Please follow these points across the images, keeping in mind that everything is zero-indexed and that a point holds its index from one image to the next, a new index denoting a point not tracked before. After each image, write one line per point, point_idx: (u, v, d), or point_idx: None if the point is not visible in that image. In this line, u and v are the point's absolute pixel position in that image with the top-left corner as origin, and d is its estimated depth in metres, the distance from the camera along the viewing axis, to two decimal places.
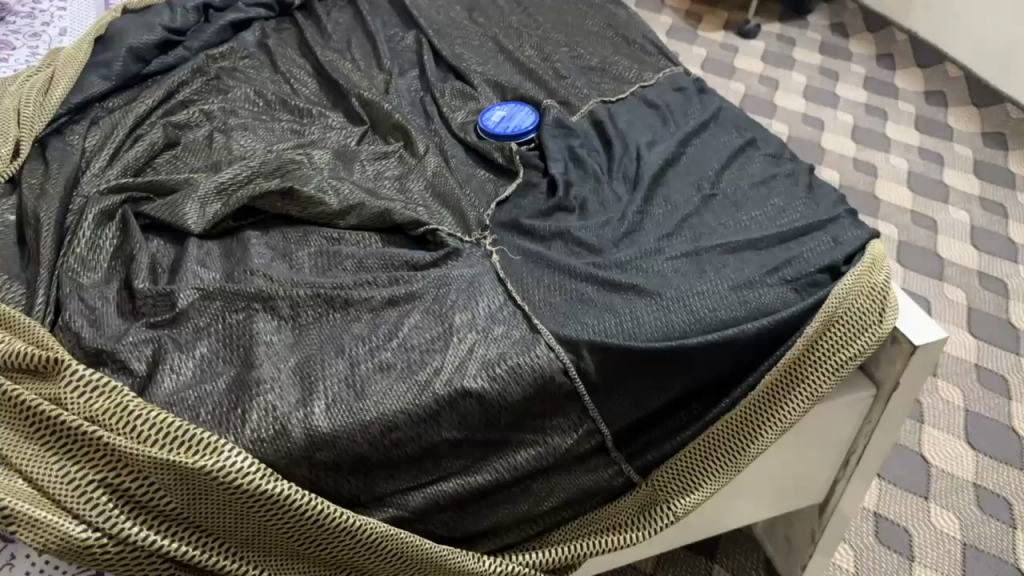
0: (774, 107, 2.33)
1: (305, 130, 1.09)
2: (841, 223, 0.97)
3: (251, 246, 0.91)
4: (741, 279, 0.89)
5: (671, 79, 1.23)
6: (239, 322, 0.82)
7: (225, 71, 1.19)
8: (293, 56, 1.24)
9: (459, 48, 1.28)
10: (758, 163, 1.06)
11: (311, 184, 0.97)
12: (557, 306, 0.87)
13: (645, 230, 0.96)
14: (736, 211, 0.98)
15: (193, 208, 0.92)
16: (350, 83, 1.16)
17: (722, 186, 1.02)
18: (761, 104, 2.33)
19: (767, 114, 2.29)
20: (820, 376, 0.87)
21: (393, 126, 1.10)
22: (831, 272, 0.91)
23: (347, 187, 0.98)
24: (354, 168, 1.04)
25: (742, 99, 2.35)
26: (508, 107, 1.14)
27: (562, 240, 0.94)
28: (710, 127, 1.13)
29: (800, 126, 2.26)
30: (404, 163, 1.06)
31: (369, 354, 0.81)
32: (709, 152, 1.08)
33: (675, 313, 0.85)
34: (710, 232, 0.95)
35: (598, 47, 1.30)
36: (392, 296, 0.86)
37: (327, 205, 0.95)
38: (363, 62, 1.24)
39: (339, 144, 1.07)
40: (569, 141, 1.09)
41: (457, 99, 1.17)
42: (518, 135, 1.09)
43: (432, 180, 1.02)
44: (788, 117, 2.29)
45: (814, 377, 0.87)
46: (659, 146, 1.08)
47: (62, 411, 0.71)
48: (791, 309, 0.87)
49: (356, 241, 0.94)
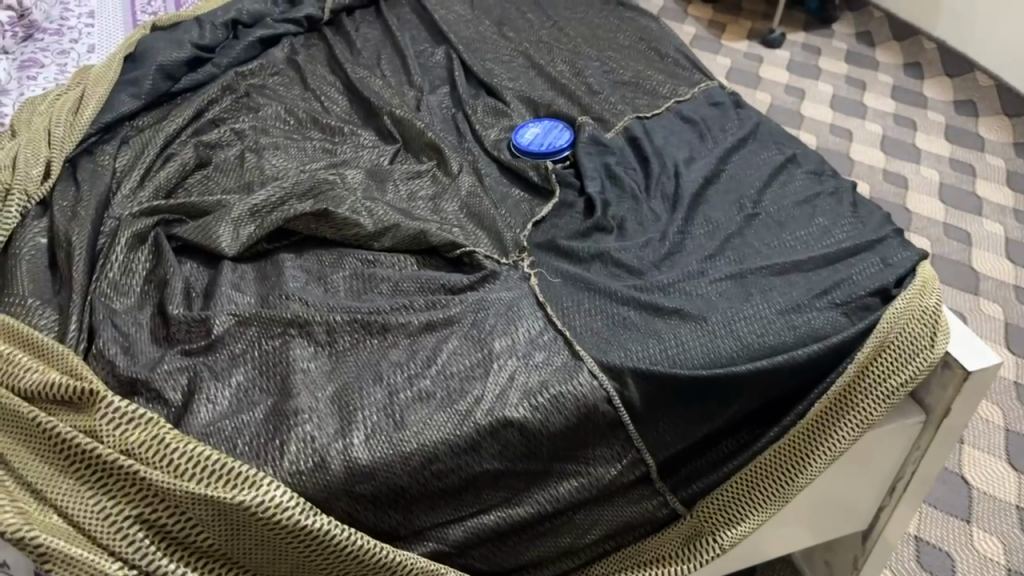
0: (800, 117, 2.30)
1: (337, 148, 1.08)
2: (890, 244, 0.94)
3: (286, 269, 0.90)
4: (788, 304, 0.87)
5: (707, 93, 1.21)
6: (275, 349, 0.81)
7: (254, 89, 1.18)
8: (323, 73, 1.23)
9: (490, 64, 1.26)
10: (800, 181, 1.04)
11: (344, 206, 0.95)
12: (599, 332, 0.84)
13: (687, 251, 0.93)
14: (781, 231, 0.96)
15: (226, 230, 0.91)
16: (381, 101, 1.15)
17: (764, 205, 1.00)
18: (788, 115, 2.30)
19: (793, 124, 2.27)
20: (872, 403, 0.84)
21: (426, 143, 1.08)
22: (881, 296, 0.88)
23: (381, 208, 0.97)
24: (387, 187, 1.02)
25: (768, 109, 2.32)
26: (542, 124, 1.12)
27: (602, 261, 0.92)
28: (749, 143, 1.10)
29: (828, 136, 2.24)
30: (438, 182, 1.03)
31: (407, 382, 0.79)
32: (750, 170, 1.05)
33: (721, 339, 0.83)
34: (755, 254, 0.93)
35: (631, 61, 1.28)
36: (430, 321, 0.84)
37: (361, 226, 0.93)
38: (393, 79, 1.22)
39: (371, 163, 1.06)
40: (605, 157, 1.07)
41: (490, 115, 1.15)
42: (553, 153, 1.07)
43: (467, 200, 1.00)
44: (815, 127, 2.26)
45: (865, 404, 0.84)
46: (698, 164, 1.05)
47: (98, 444, 0.69)
48: (841, 334, 0.85)
49: (391, 263, 0.92)
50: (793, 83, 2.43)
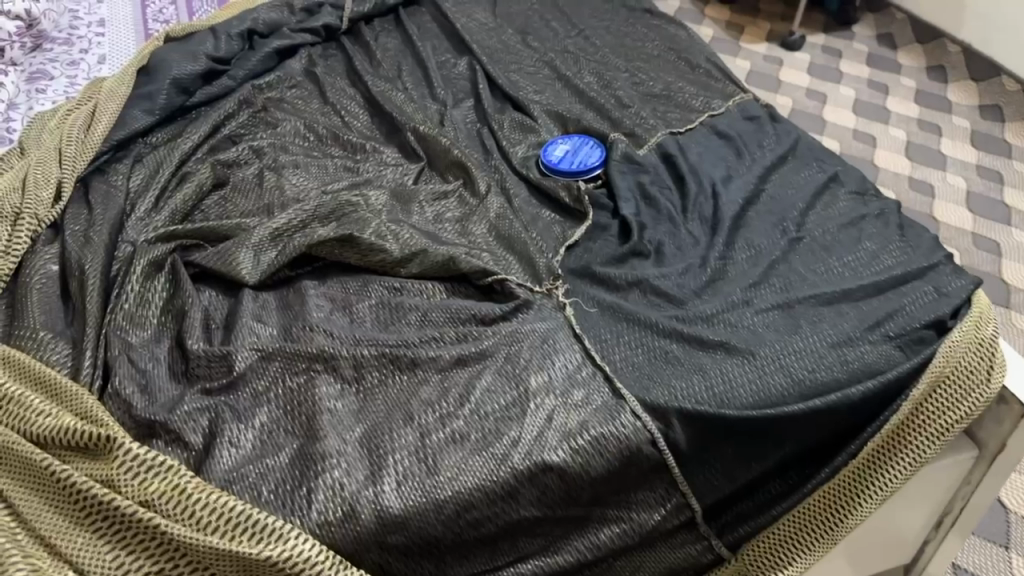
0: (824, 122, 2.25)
1: (359, 166, 1.04)
2: (942, 271, 0.90)
3: (309, 298, 0.85)
4: (839, 337, 0.82)
5: (742, 107, 1.16)
6: (300, 386, 0.76)
7: (272, 104, 1.14)
8: (343, 86, 1.18)
9: (515, 76, 1.21)
10: (844, 203, 0.99)
11: (368, 229, 0.91)
12: (640, 367, 0.80)
13: (730, 278, 0.89)
14: (826, 258, 0.91)
15: (247, 256, 0.87)
16: (404, 116, 1.10)
17: (808, 228, 0.95)
18: (812, 122, 2.24)
19: (817, 129, 2.22)
20: (925, 440, 0.80)
21: (451, 162, 1.03)
22: (936, 328, 0.84)
23: (406, 231, 0.92)
24: (413, 209, 0.98)
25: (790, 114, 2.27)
26: (572, 141, 1.07)
27: (641, 290, 0.87)
28: (788, 161, 1.06)
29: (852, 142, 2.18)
30: (465, 204, 0.99)
31: (439, 423, 0.74)
32: (791, 190, 1.00)
33: (771, 375, 0.79)
34: (801, 282, 0.88)
35: (662, 72, 1.23)
36: (461, 355, 0.80)
37: (388, 252, 0.89)
38: (415, 91, 1.18)
39: (395, 183, 1.01)
40: (639, 176, 1.02)
41: (516, 130, 1.11)
42: (584, 171, 1.02)
43: (496, 222, 0.96)
44: (839, 132, 2.21)
45: (918, 442, 0.80)
46: (737, 183, 1.01)
47: (116, 494, 0.65)
48: (896, 369, 0.81)
49: (419, 291, 0.88)
50: (815, 87, 2.38)
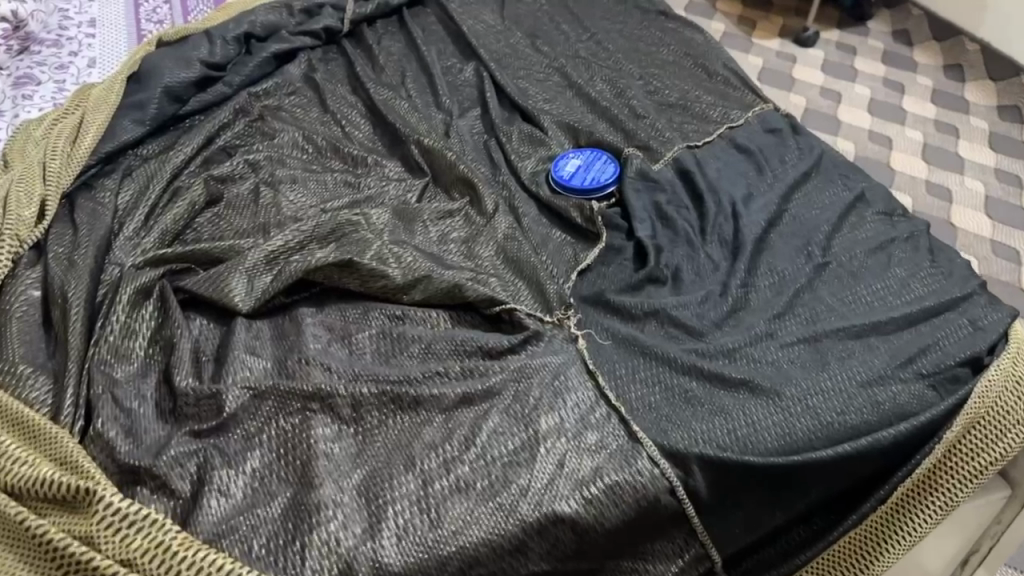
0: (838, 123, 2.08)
1: (360, 181, 0.99)
2: (976, 302, 0.85)
3: (306, 327, 0.81)
4: (869, 375, 0.78)
5: (762, 119, 1.10)
6: (295, 427, 0.72)
7: (270, 113, 1.09)
8: (343, 93, 1.13)
9: (524, 83, 1.16)
10: (871, 225, 0.94)
11: (369, 251, 0.87)
12: (657, 408, 0.75)
13: (751, 309, 0.84)
14: (853, 286, 0.86)
15: (240, 282, 0.82)
16: (408, 128, 1.05)
17: (834, 252, 0.90)
18: (826, 124, 2.07)
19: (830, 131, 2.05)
20: (958, 484, 0.75)
21: (457, 177, 0.98)
22: (972, 366, 0.79)
23: (409, 254, 0.88)
24: (417, 229, 0.93)
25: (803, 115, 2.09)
26: (584, 155, 1.02)
27: (657, 320, 0.82)
28: (811, 178, 1.01)
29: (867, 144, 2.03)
30: (471, 223, 0.94)
31: (443, 469, 0.70)
32: (815, 211, 0.95)
33: (797, 418, 0.74)
34: (827, 314, 0.83)
35: (677, 80, 1.18)
36: (467, 393, 0.75)
37: (390, 278, 0.83)
38: (420, 100, 1.13)
39: (398, 200, 0.96)
40: (655, 195, 0.97)
41: (525, 142, 1.05)
42: (597, 188, 0.97)
43: (504, 244, 0.91)
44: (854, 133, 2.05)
45: (951, 485, 0.75)
46: (758, 203, 0.95)
47: (94, 553, 0.61)
48: (929, 411, 0.76)
49: (423, 320, 0.82)
50: (828, 83, 2.20)
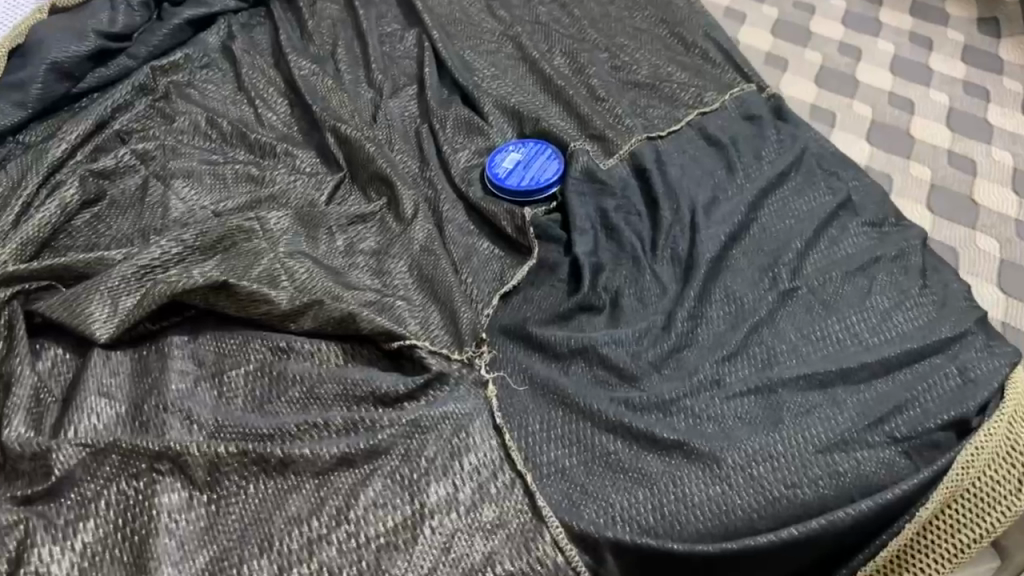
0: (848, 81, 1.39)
1: (265, 175, 0.87)
2: (969, 345, 0.71)
3: (172, 361, 0.69)
4: (830, 438, 0.65)
5: (741, 103, 0.96)
6: (138, 493, 0.61)
7: (176, 92, 0.96)
8: (265, 67, 1.00)
9: (471, 56, 1.02)
10: (854, 239, 0.80)
11: (257, 267, 0.75)
12: (572, 475, 0.63)
13: (698, 347, 0.71)
14: (823, 320, 0.73)
15: (100, 306, 0.70)
16: (327, 111, 0.92)
17: (805, 275, 0.77)
18: (836, 78, 1.40)
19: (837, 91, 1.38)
20: (931, 564, 0.65)
21: (375, 175, 0.85)
22: (957, 427, 0.66)
23: (304, 268, 0.76)
24: (321, 237, 0.81)
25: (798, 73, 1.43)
26: (526, 148, 0.88)
27: (585, 360, 0.70)
28: (790, 179, 0.87)
29: (881, 106, 1.35)
30: (386, 231, 0.82)
31: (305, 552, 0.59)
32: (787, 222, 0.82)
33: (737, 492, 0.62)
34: (786, 356, 0.70)
35: (646, 55, 1.03)
36: (347, 453, 0.63)
37: (274, 303, 0.71)
38: (349, 75, 0.99)
39: (303, 200, 0.84)
40: (602, 199, 0.83)
41: (461, 130, 0.92)
42: (535, 191, 0.84)
43: (419, 258, 0.78)
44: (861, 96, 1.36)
45: (922, 565, 0.65)
46: (721, 211, 0.82)
47: None
48: (903, 486, 0.63)
49: (310, 355, 0.71)
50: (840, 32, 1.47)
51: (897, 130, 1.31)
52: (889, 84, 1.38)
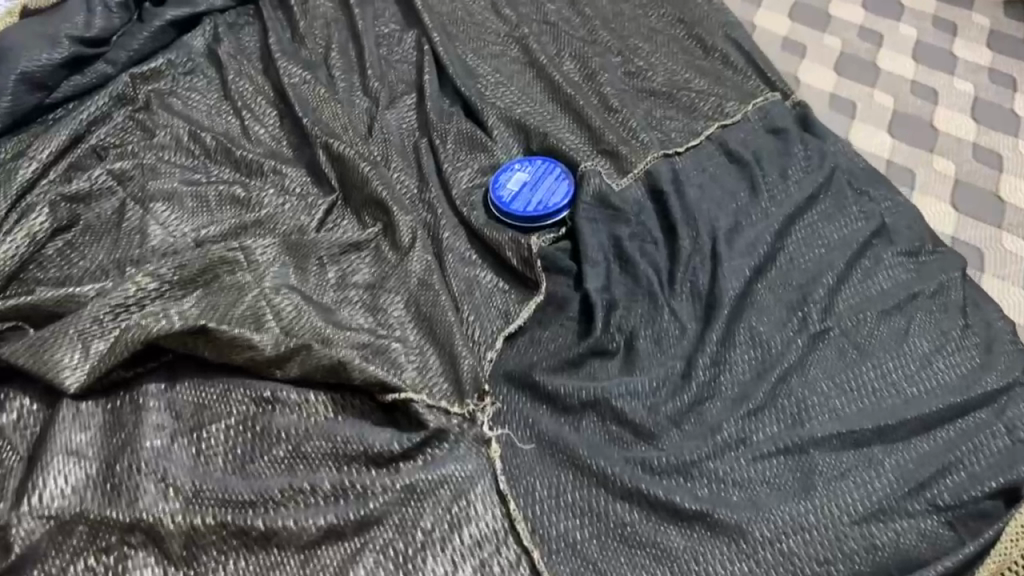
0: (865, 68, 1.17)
1: (251, 197, 0.80)
2: (1017, 399, 0.65)
3: (147, 415, 0.64)
4: (866, 507, 0.59)
5: (765, 113, 0.89)
6: (109, 570, 0.57)
7: (157, 101, 0.89)
8: (253, 73, 0.93)
9: (474, 60, 0.95)
10: (889, 273, 0.74)
11: (240, 305, 0.69)
12: (583, 549, 0.58)
13: (722, 398, 0.65)
14: (856, 367, 0.67)
15: (71, 354, 0.64)
16: (320, 125, 0.85)
17: (837, 315, 0.70)
18: (854, 63, 1.18)
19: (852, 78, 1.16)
20: None
21: (369, 198, 0.79)
22: (1004, 495, 0.61)
23: (290, 304, 0.70)
24: (311, 267, 0.75)
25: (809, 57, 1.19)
26: (533, 167, 0.81)
27: (597, 414, 0.64)
28: (819, 202, 0.80)
29: (901, 94, 1.15)
30: (381, 262, 0.75)
31: None
32: (817, 251, 0.75)
33: (766, 571, 0.57)
34: (817, 409, 0.64)
35: (662, 60, 0.96)
36: (335, 525, 0.57)
37: (257, 348, 0.65)
38: (344, 81, 0.92)
39: (292, 226, 0.78)
40: (615, 226, 0.77)
41: (463, 146, 0.85)
42: (541, 217, 0.77)
43: (416, 293, 0.72)
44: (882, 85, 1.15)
45: None
46: (745, 240, 0.75)
47: None
48: (949, 562, 0.57)
49: (297, 407, 0.65)
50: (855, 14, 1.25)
51: (920, 121, 1.12)
52: (912, 71, 1.17)
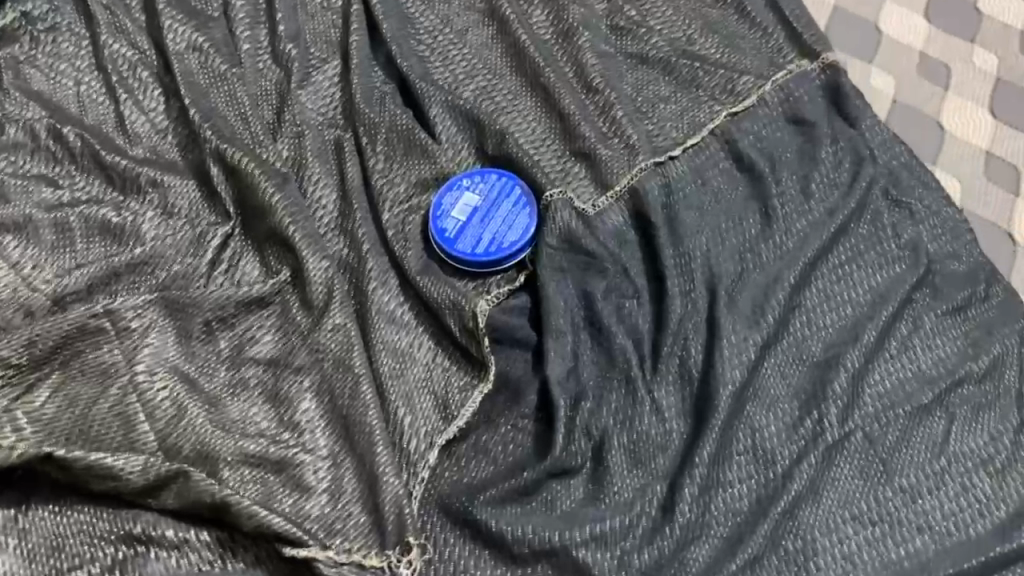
0: None
1: (127, 226, 0.64)
2: None
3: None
4: None
5: (788, 95, 0.69)
6: None
7: (8, 74, 0.70)
8: (133, 30, 0.72)
9: (416, 10, 0.74)
10: (931, 346, 0.59)
11: (103, 402, 0.55)
12: None
13: (712, 543, 0.52)
14: (880, 491, 0.53)
15: None
16: (214, 120, 0.67)
17: (862, 412, 0.56)
18: None
19: None
20: None
21: (274, 233, 0.62)
22: None
23: (167, 403, 0.55)
24: (196, 337, 0.59)
25: None
26: (486, 185, 0.63)
27: (553, 567, 0.51)
28: (848, 234, 0.63)
29: None
30: (288, 326, 0.60)
31: None
32: (841, 313, 0.60)
33: None
34: (827, 557, 0.51)
35: (657, 8, 0.75)
36: None
37: (120, 478, 0.52)
38: (248, 41, 0.71)
39: (177, 272, 0.62)
40: (587, 276, 0.60)
41: (399, 146, 0.66)
42: (492, 262, 0.61)
43: (332, 378, 0.57)
44: None
45: None
46: (751, 298, 0.60)
47: None
48: None
49: (175, 548, 0.52)
50: None
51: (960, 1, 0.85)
52: None
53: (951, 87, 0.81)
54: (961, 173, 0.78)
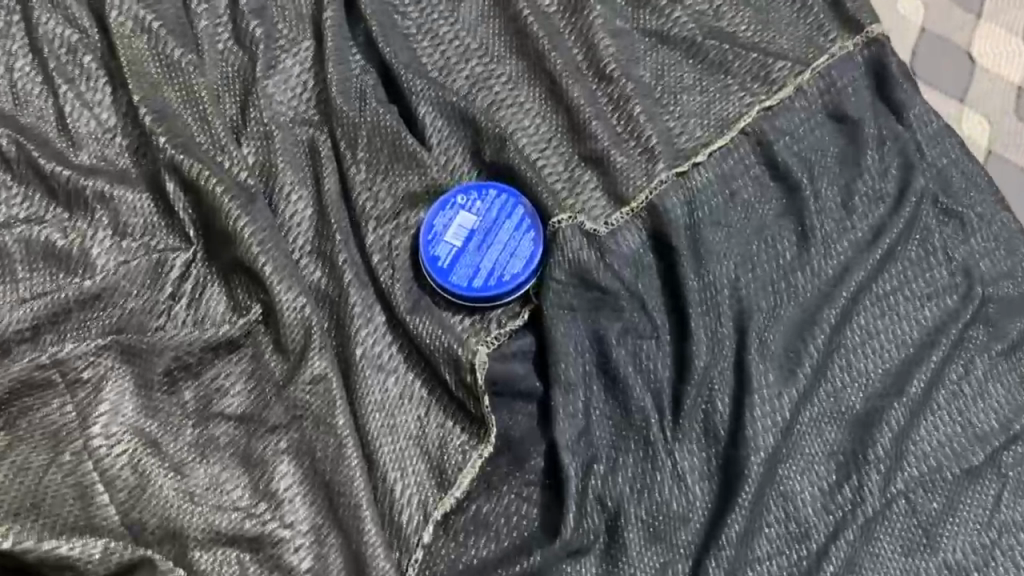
0: None
1: (71, 250, 0.55)
2: None
3: None
4: None
5: (829, 86, 0.59)
6: None
7: None
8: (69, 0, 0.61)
9: None
10: (983, 396, 0.52)
11: (55, 473, 0.49)
12: None
13: None
14: (924, 569, 0.48)
15: None
16: (169, 121, 0.57)
17: (907, 476, 0.50)
18: None
19: None
20: None
21: (243, 264, 0.54)
22: None
23: (127, 472, 0.49)
24: (156, 387, 0.52)
25: None
26: (483, 203, 0.55)
27: None
28: (896, 260, 0.56)
29: None
30: (262, 374, 0.53)
31: None
32: (886, 358, 0.53)
33: None
34: None
35: None
36: None
37: (76, 568, 0.46)
38: (206, 16, 0.61)
39: (132, 310, 0.54)
40: (597, 315, 0.53)
41: (383, 154, 0.58)
42: (491, 297, 0.54)
43: (313, 440, 0.51)
44: None
45: None
46: (785, 342, 0.53)
47: None
48: None
49: None
50: None
51: None
52: None
53: (983, 14, 0.72)
54: (990, 112, 0.69)
